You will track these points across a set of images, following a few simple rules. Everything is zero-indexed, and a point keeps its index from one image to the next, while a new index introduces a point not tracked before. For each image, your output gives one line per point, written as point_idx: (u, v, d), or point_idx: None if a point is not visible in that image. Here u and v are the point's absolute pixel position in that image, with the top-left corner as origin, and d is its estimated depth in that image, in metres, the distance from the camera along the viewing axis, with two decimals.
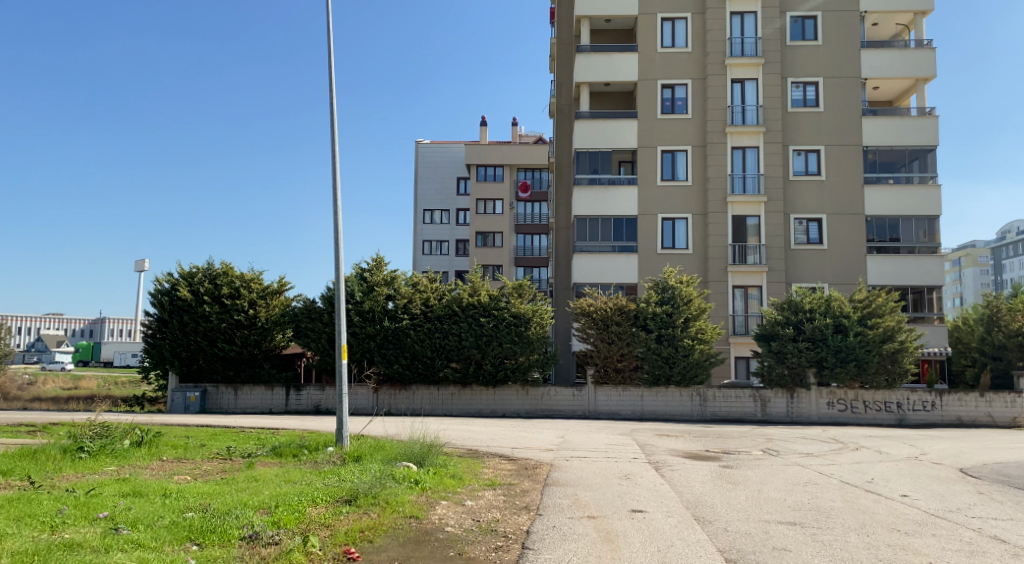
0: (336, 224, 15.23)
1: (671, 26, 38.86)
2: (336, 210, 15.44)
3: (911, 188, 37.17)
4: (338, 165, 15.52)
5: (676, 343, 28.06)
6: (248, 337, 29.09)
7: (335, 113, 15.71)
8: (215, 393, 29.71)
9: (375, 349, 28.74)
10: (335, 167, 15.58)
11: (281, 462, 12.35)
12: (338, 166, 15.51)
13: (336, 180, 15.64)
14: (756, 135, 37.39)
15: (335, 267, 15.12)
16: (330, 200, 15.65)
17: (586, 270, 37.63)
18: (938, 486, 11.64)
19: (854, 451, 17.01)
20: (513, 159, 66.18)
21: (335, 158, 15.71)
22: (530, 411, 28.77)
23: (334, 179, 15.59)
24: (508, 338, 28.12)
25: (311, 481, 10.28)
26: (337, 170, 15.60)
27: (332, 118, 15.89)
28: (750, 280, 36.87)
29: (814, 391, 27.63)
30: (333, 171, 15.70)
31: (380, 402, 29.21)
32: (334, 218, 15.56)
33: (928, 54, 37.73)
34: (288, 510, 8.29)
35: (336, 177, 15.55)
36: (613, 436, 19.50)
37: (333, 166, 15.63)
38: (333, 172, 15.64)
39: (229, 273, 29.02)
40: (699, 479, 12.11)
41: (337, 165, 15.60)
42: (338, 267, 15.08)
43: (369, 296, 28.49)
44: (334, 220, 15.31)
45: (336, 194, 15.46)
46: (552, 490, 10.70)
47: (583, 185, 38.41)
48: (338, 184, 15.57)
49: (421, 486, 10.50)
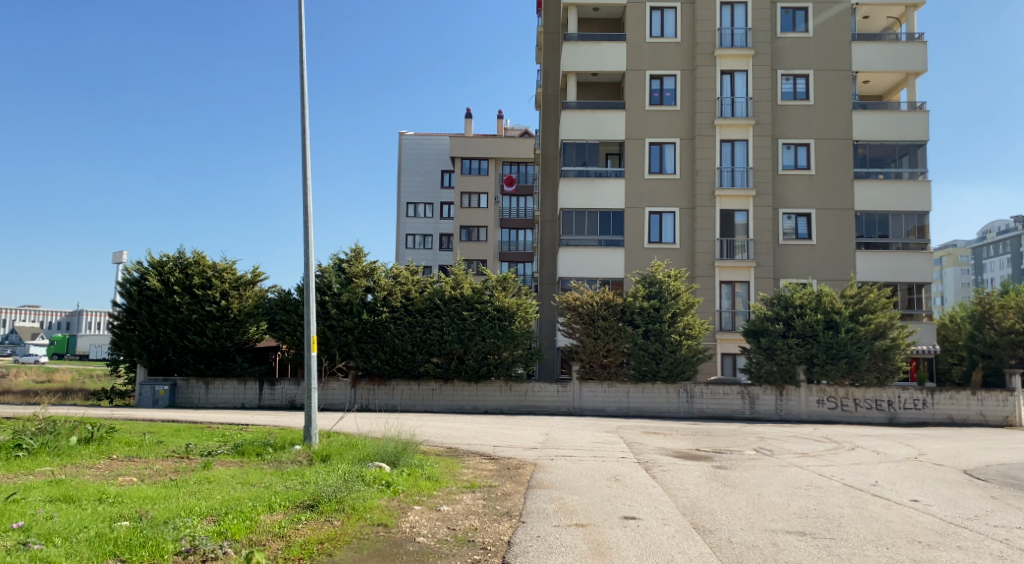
0: (305, 202, 14.26)
1: (660, 15, 38.07)
2: (306, 189, 14.41)
3: (901, 183, 36.66)
4: (308, 143, 14.52)
5: (664, 338, 27.32)
6: (220, 329, 27.99)
7: (305, 86, 14.70)
8: (186, 387, 28.63)
9: (352, 343, 27.75)
10: (303, 143, 14.60)
11: (242, 462, 11.39)
12: (308, 144, 14.51)
13: (307, 157, 14.62)
14: (745, 127, 36.76)
15: (305, 254, 14.13)
16: (299, 179, 14.66)
17: (572, 264, 36.79)
18: (948, 490, 10.89)
19: (851, 451, 16.30)
20: (498, 152, 65.23)
21: (305, 134, 14.73)
22: (513, 408, 27.90)
23: (305, 157, 14.58)
24: (491, 332, 27.21)
25: (271, 483, 9.32)
26: (307, 146, 14.57)
27: (302, 91, 14.88)
28: (738, 275, 36.27)
29: (804, 389, 27.01)
30: (303, 148, 14.68)
31: (357, 397, 28.12)
32: (302, 195, 14.58)
33: (919, 47, 37.21)
34: (238, 518, 7.33)
35: (306, 158, 14.56)
36: (599, 434, 18.70)
37: (302, 143, 14.63)
38: (304, 153, 14.66)
39: (201, 262, 27.95)
40: (694, 481, 11.29)
41: (307, 146, 14.63)
42: (307, 251, 14.10)
43: (347, 288, 27.48)
44: (304, 199, 14.31)
45: (306, 171, 14.37)
46: (536, 494, 9.83)
47: (569, 176, 37.56)
48: (309, 162, 14.54)
49: (393, 490, 9.58)
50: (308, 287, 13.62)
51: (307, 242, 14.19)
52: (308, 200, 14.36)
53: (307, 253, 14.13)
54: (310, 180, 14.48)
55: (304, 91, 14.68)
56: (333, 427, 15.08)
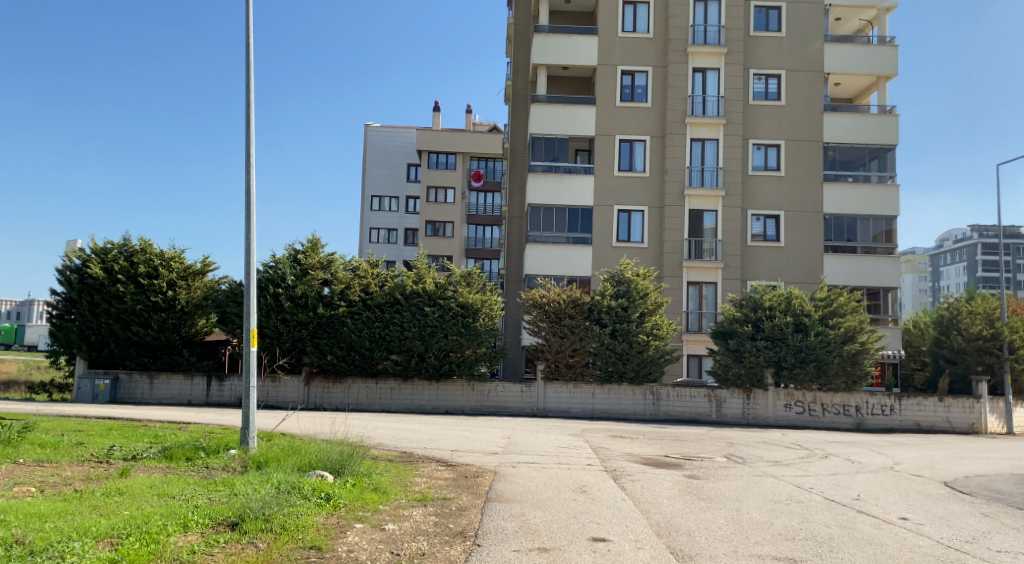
0: (246, 186, 13.13)
1: (633, 10, 37.32)
2: (247, 170, 13.28)
3: (869, 187, 36.52)
4: (252, 120, 13.30)
5: (631, 338, 26.59)
6: (166, 321, 26.41)
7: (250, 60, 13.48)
8: (128, 381, 26.86)
9: (307, 338, 26.45)
10: (248, 120, 13.40)
11: (166, 468, 10.17)
12: (253, 120, 13.31)
13: (252, 135, 13.47)
14: (716, 127, 36.34)
15: (247, 241, 12.93)
16: (242, 158, 13.46)
17: (538, 261, 35.85)
18: (937, 506, 10.18)
19: (826, 460, 15.66)
20: (466, 146, 64.09)
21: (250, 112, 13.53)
22: (475, 408, 26.89)
23: (249, 136, 13.38)
24: (453, 329, 26.15)
25: (193, 496, 8.17)
26: (252, 122, 13.40)
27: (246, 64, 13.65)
28: (706, 276, 35.76)
29: (771, 392, 26.52)
30: (247, 124, 13.45)
31: (311, 395, 26.99)
32: (244, 177, 13.45)
33: (890, 51, 37.12)
34: (141, 543, 6.21)
35: (251, 138, 13.36)
36: (563, 437, 17.80)
37: (246, 119, 13.43)
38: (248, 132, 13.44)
39: (148, 250, 26.36)
40: (666, 493, 10.40)
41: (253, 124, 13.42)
42: (248, 238, 12.93)
43: (302, 281, 26.19)
44: (245, 183, 13.17)
45: (248, 153, 13.27)
46: (495, 510, 8.85)
47: (537, 172, 36.59)
48: (253, 142, 13.36)
49: (333, 505, 8.50)
50: (246, 274, 12.41)
51: (248, 229, 12.98)
52: (249, 184, 13.23)
53: (248, 240, 12.90)
54: (254, 162, 13.37)
55: (249, 62, 13.42)
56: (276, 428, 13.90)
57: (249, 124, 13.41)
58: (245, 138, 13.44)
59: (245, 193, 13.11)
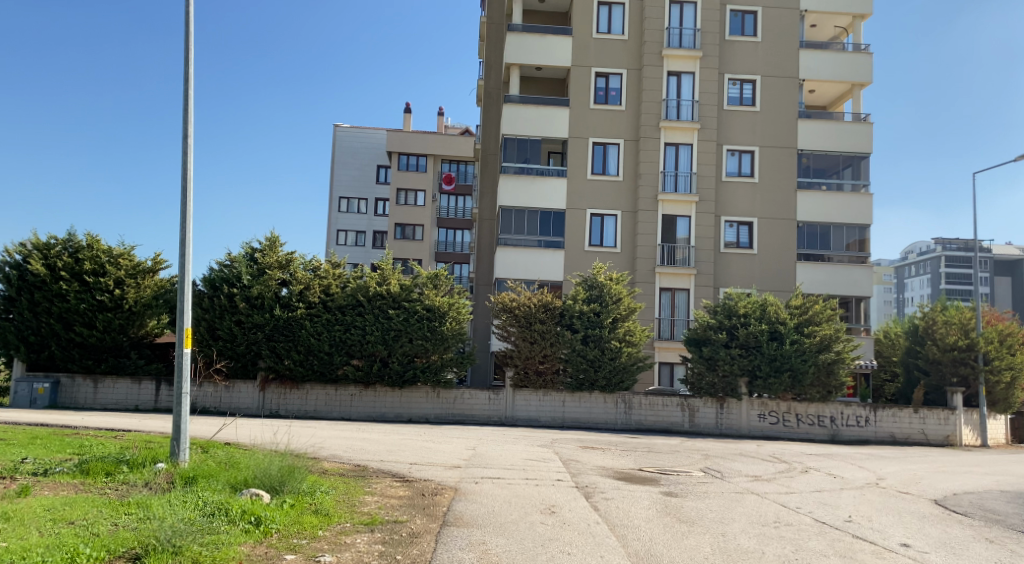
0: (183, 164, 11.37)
1: (608, 11, 36.61)
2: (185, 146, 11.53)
3: (842, 195, 36.20)
4: (191, 93, 11.60)
5: (603, 345, 25.66)
6: (112, 321, 24.81)
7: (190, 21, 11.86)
8: (70, 386, 25.11)
9: (262, 341, 25.09)
10: (186, 92, 11.66)
11: (78, 485, 8.87)
12: (191, 93, 11.57)
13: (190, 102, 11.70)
14: (690, 131, 35.76)
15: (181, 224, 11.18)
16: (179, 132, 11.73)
17: (509, 265, 34.83)
18: (935, 530, 9.33)
19: (807, 475, 14.87)
20: (437, 149, 62.99)
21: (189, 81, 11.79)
22: (440, 416, 25.76)
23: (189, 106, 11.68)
24: (418, 333, 24.98)
25: (95, 522, 6.96)
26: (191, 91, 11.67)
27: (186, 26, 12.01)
28: (679, 282, 35.07)
29: (745, 402, 25.85)
30: (186, 97, 11.68)
31: (267, 401, 25.57)
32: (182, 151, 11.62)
33: (865, 59, 36.95)
34: None
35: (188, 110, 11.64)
36: (530, 449, 16.78)
37: (184, 92, 11.69)
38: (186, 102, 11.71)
39: (94, 246, 24.73)
40: (643, 515, 9.40)
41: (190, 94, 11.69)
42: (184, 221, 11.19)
43: (258, 281, 24.80)
44: (182, 166, 11.38)
45: (185, 132, 11.56)
46: (452, 536, 7.77)
47: (509, 173, 35.59)
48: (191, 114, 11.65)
49: (263, 531, 7.32)
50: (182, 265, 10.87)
51: (186, 219, 11.17)
52: (187, 166, 11.44)
53: (184, 229, 11.14)
54: (192, 142, 11.66)
55: (188, 28, 11.72)
56: (214, 439, 12.61)
57: (187, 97, 11.68)
58: (183, 113, 11.66)
59: (181, 178, 11.32)
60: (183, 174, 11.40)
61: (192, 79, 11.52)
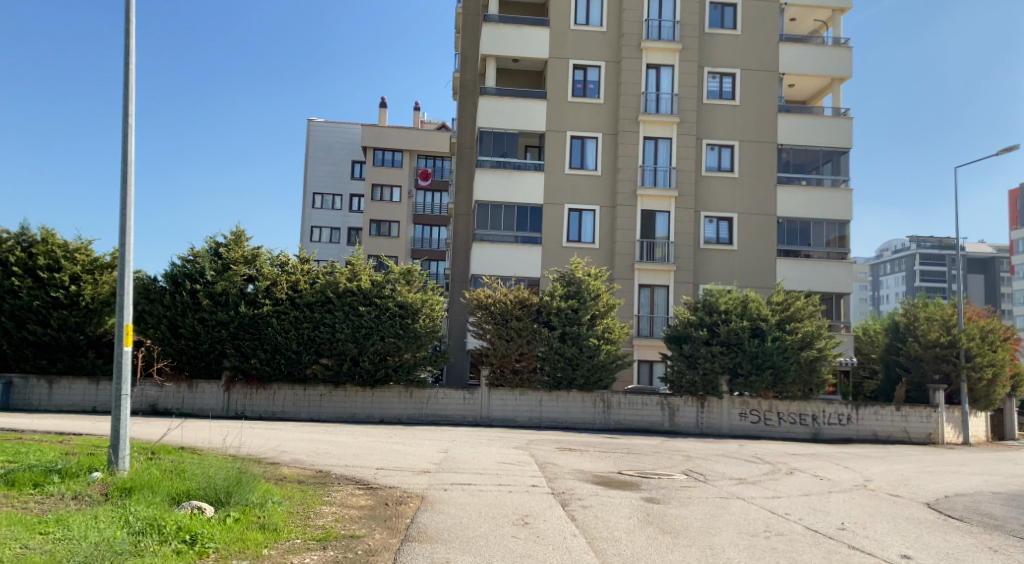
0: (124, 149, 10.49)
1: (586, 2, 35.94)
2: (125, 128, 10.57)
3: (822, 190, 35.90)
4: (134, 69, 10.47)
5: (581, 342, 24.98)
6: (68, 319, 23.37)
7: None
8: (23, 387, 23.74)
9: (227, 339, 24.07)
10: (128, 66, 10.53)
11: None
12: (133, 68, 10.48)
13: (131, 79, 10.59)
14: (669, 125, 35.22)
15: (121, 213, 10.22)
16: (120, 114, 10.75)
17: (485, 261, 34.04)
18: (934, 539, 8.75)
19: (793, 478, 14.30)
20: (413, 144, 61.96)
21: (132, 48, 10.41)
22: (413, 417, 24.94)
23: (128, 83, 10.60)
24: (390, 330, 24.11)
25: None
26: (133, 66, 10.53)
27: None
28: (657, 279, 34.54)
29: (725, 401, 25.36)
30: (128, 72, 10.66)
31: (231, 402, 24.54)
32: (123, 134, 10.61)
33: (844, 53, 36.66)
34: None
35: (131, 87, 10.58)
36: (506, 451, 16.05)
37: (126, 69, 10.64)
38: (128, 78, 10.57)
39: (50, 240, 23.41)
40: (624, 525, 8.67)
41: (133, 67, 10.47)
42: (124, 207, 10.28)
43: (223, 277, 23.74)
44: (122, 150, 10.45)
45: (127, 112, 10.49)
46: (414, 554, 6.97)
47: (486, 167, 34.75)
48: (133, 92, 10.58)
49: (197, 552, 6.44)
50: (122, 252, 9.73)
51: (126, 203, 10.13)
52: (127, 149, 10.47)
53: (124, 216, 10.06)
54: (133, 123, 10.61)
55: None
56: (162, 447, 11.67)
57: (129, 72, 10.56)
58: (124, 90, 10.67)
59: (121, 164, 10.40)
60: (123, 156, 10.44)
61: (134, 52, 10.49)
